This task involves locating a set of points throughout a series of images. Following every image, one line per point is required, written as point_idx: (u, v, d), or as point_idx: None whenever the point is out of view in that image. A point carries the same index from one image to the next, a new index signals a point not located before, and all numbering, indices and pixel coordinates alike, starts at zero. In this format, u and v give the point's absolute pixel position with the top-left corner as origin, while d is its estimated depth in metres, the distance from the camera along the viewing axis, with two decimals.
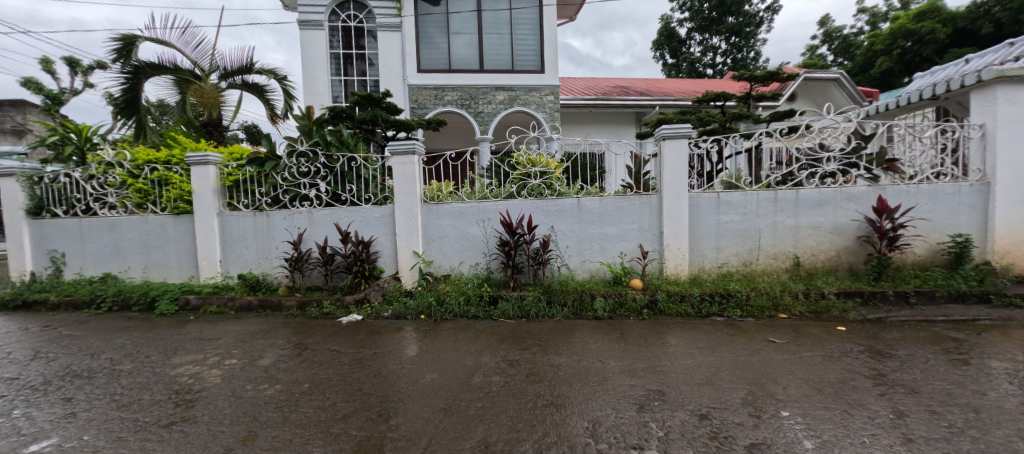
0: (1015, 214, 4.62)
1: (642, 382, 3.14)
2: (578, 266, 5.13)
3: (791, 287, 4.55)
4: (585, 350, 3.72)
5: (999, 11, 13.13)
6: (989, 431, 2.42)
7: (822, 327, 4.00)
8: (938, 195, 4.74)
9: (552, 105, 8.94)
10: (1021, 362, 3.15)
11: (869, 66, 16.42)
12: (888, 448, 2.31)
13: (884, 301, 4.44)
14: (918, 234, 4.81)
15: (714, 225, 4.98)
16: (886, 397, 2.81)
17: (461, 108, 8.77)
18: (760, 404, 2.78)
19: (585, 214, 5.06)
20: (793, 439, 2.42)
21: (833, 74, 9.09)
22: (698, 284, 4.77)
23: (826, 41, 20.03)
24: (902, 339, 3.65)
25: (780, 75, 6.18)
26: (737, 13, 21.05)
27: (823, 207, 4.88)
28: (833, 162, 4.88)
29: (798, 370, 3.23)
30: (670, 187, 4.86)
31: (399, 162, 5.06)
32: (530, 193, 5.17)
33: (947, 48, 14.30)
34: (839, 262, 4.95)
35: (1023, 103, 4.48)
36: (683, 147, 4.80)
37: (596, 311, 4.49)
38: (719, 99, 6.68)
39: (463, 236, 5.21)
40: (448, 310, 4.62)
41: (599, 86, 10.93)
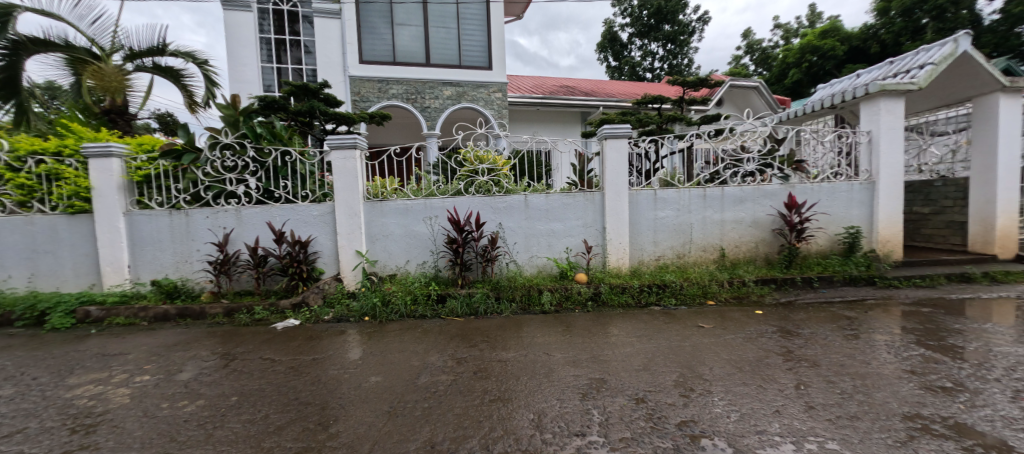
0: (895, 209, 5.36)
1: (585, 371, 3.28)
2: (526, 262, 5.19)
3: (718, 277, 4.95)
4: (532, 344, 3.80)
5: (884, 33, 15.19)
6: (872, 394, 2.84)
7: (743, 311, 4.42)
8: (836, 192, 5.41)
9: (500, 102, 9.00)
10: (897, 333, 3.72)
11: (783, 77, 18.31)
12: (793, 415, 2.64)
13: (794, 286, 5.00)
14: (821, 226, 5.47)
15: (652, 221, 5.29)
16: (794, 371, 3.18)
17: (407, 102, 8.52)
18: (690, 384, 3.04)
19: (532, 211, 5.13)
20: (717, 414, 2.67)
21: (753, 82, 9.99)
22: (638, 276, 5.05)
23: (748, 52, 21.97)
24: (807, 319, 4.13)
25: (709, 82, 6.68)
26: (673, 22, 22.47)
27: (744, 203, 5.37)
28: (752, 163, 5.38)
29: (723, 351, 3.54)
30: (612, 184, 5.09)
31: (339, 157, 4.81)
32: (478, 190, 5.17)
33: (845, 63, 16.38)
34: (758, 252, 5.47)
35: (899, 113, 5.23)
36: (624, 146, 5.05)
37: (543, 304, 4.60)
38: (655, 102, 7.04)
39: (409, 234, 5.06)
40: (394, 310, 4.48)
41: (546, 85, 11.17)
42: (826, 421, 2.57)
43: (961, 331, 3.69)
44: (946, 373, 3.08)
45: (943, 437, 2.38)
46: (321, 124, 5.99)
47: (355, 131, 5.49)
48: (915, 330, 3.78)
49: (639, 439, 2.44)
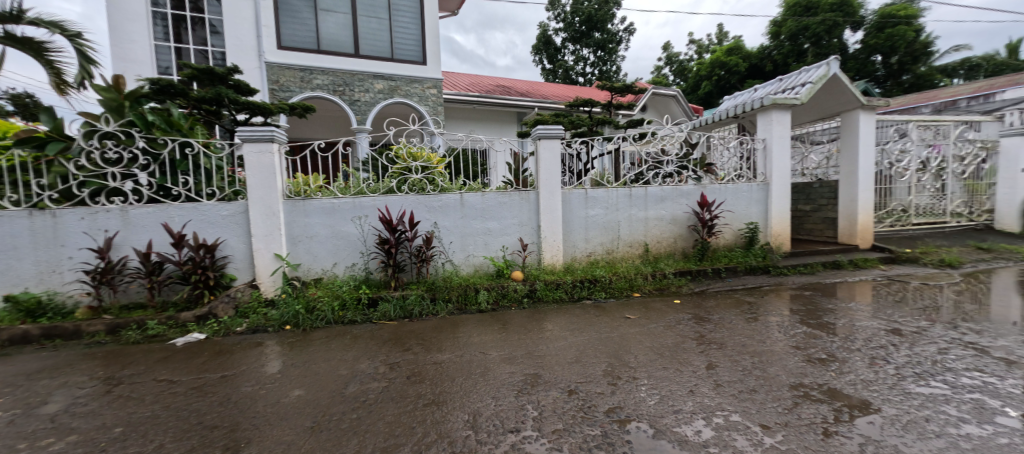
0: (784, 207, 6.14)
1: (520, 368, 3.33)
2: (462, 261, 5.11)
3: (643, 270, 5.30)
4: (468, 343, 3.76)
5: (776, 54, 17.39)
6: (767, 369, 3.25)
7: (664, 301, 4.79)
8: (739, 192, 6.06)
9: (435, 99, 8.74)
10: (786, 315, 4.29)
11: (696, 88, 20.17)
12: (704, 393, 2.93)
13: (705, 277, 5.52)
14: (727, 223, 6.08)
15: (583, 219, 5.51)
16: (705, 354, 3.53)
17: (333, 95, 7.95)
18: (618, 373, 3.23)
19: (468, 210, 5.07)
20: (640, 398, 2.88)
21: (672, 91, 10.81)
22: (571, 272, 5.23)
23: (668, 63, 23.71)
24: (717, 306, 4.60)
25: (634, 88, 7.11)
26: (602, 30, 22.68)
27: (664, 202, 5.81)
28: (671, 164, 5.85)
29: (647, 339, 3.81)
30: (545, 184, 5.22)
31: (253, 151, 4.35)
32: (412, 188, 4.98)
33: (746, 79, 18.41)
34: (677, 247, 5.94)
35: (788, 124, 5.97)
36: (556, 147, 5.21)
37: (480, 303, 4.58)
38: (586, 105, 7.36)
39: (336, 234, 4.73)
40: (320, 317, 4.16)
41: (483, 84, 11.09)
42: (730, 396, 2.89)
43: (833, 310, 4.36)
44: (823, 346, 3.61)
45: (819, 401, 2.80)
46: (230, 113, 5.34)
47: (271, 123, 5.01)
48: (799, 311, 4.39)
49: (571, 429, 2.54)
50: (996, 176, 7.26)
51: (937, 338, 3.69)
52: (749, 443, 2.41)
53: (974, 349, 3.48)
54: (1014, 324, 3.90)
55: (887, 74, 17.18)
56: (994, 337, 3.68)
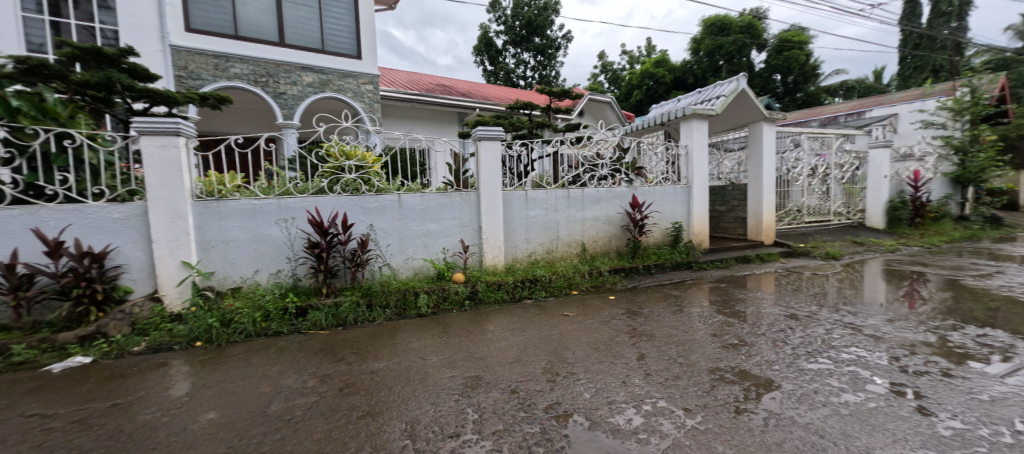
0: (704, 208, 6.65)
1: (461, 371, 3.28)
2: (401, 265, 4.90)
3: (581, 269, 5.46)
4: (407, 350, 3.61)
5: (695, 69, 18.95)
6: (689, 356, 3.53)
7: (600, 297, 4.99)
8: (667, 195, 6.46)
9: (371, 95, 8.27)
10: (706, 305, 4.70)
11: (628, 97, 21.37)
12: (636, 382, 3.11)
13: (637, 273, 5.83)
14: (656, 222, 6.45)
15: (524, 219, 5.55)
16: (636, 346, 3.73)
17: (254, 86, 7.24)
18: (557, 369, 3.31)
19: (407, 211, 4.88)
20: (577, 392, 2.97)
21: (607, 97, 11.29)
22: (512, 272, 5.23)
23: (603, 72, 24.67)
24: (647, 300, 4.90)
25: (571, 94, 7.31)
26: (541, 35, 21.03)
27: (599, 203, 6.04)
28: (605, 167, 6.10)
29: (584, 335, 3.94)
30: (486, 184, 5.18)
31: (154, 145, 3.85)
32: (345, 188, 4.71)
33: (671, 90, 19.81)
34: (611, 246, 6.20)
35: (706, 132, 6.49)
36: (497, 148, 5.18)
37: (420, 308, 4.42)
38: (525, 108, 7.46)
39: (257, 239, 4.32)
40: (238, 330, 3.76)
41: (423, 82, 10.66)
42: (658, 384, 3.09)
43: (743, 299, 4.86)
44: (735, 332, 4.00)
45: (732, 382, 3.09)
46: (124, 101, 4.60)
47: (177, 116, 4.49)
48: (716, 301, 4.83)
49: (511, 429, 2.56)
50: (866, 181, 8.51)
51: (825, 321, 4.24)
52: (675, 426, 2.59)
53: (852, 328, 4.05)
54: (880, 306, 4.62)
55: (785, 91, 19.49)
56: (866, 318, 4.32)
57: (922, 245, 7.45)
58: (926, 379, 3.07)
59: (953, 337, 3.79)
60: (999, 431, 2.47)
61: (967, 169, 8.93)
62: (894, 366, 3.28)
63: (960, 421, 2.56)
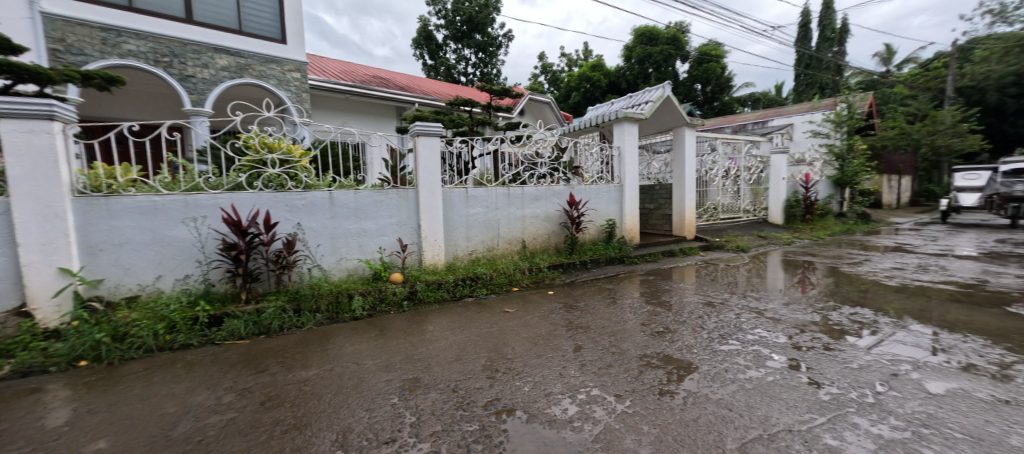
0: (635, 205, 6.99)
1: (398, 374, 3.15)
2: (333, 266, 4.59)
3: (521, 265, 5.49)
4: (340, 355, 3.40)
5: (628, 74, 19.86)
6: (620, 344, 3.72)
7: (540, 293, 5.07)
8: (602, 193, 6.70)
9: (298, 84, 7.47)
10: (636, 297, 4.98)
11: (566, 98, 21.86)
12: (571, 373, 3.21)
13: (575, 268, 5.98)
14: (592, 219, 6.65)
15: (464, 217, 5.45)
16: (573, 338, 3.85)
17: (154, 67, 6.27)
18: (497, 366, 3.31)
19: (339, 208, 4.57)
20: (516, 387, 3.01)
21: (546, 98, 11.35)
22: (453, 271, 5.11)
23: (543, 73, 24.83)
24: (583, 294, 5.07)
25: (512, 93, 7.27)
26: (482, 32, 20.19)
27: (539, 201, 6.10)
28: (544, 166, 6.19)
29: (524, 331, 3.98)
30: (424, 181, 5.01)
31: (20, 131, 3.27)
32: (268, 184, 4.31)
33: (607, 94, 20.55)
34: (551, 242, 6.29)
35: (636, 135, 6.81)
36: (436, 144, 5.04)
37: (354, 311, 4.18)
38: (466, 105, 7.30)
39: (158, 240, 3.83)
40: (137, 345, 3.30)
41: (357, 73, 9.81)
42: (592, 372, 3.22)
43: (669, 290, 5.22)
44: (661, 321, 4.28)
45: (657, 367, 3.30)
46: None
47: (52, 98, 3.83)
48: (645, 293, 5.13)
49: (449, 429, 2.51)
50: (769, 182, 9.48)
51: (737, 308, 4.66)
52: (606, 412, 2.71)
53: (757, 312, 4.52)
54: (780, 291, 5.21)
55: (705, 100, 21.10)
56: (767, 302, 4.86)
57: (812, 238, 8.53)
58: (813, 353, 3.51)
59: (834, 316, 4.37)
60: (864, 392, 2.89)
61: (844, 172, 10.41)
62: (789, 344, 3.71)
63: (836, 387, 2.96)
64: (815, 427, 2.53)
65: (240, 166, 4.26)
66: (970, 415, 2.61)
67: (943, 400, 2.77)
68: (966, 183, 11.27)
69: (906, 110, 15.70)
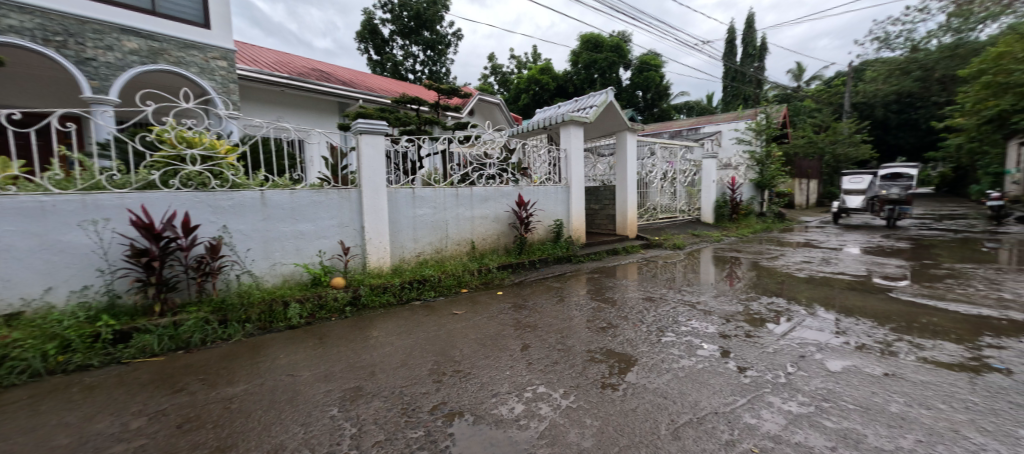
0: (581, 206, 7.14)
1: (339, 384, 2.98)
2: (266, 272, 4.25)
3: (469, 266, 5.41)
4: (273, 367, 3.16)
5: (575, 79, 20.28)
6: (567, 341, 3.79)
7: (489, 294, 5.02)
8: (550, 194, 6.79)
9: (225, 73, 6.77)
10: (582, 294, 5.11)
11: (515, 100, 21.87)
12: (518, 372, 3.22)
13: (523, 268, 6.00)
14: (540, 220, 6.71)
15: (411, 218, 5.28)
16: (520, 337, 3.85)
17: (44, 46, 5.44)
18: (444, 369, 3.23)
19: (272, 210, 4.24)
20: (463, 389, 2.95)
21: (496, 99, 11.22)
22: (399, 274, 4.93)
23: (493, 73, 24.63)
24: (531, 293, 5.10)
25: (460, 92, 7.12)
26: (431, 30, 19.66)
27: (488, 202, 6.04)
28: (493, 167, 6.17)
29: (472, 332, 3.93)
30: (368, 181, 4.79)
31: None
32: (188, 182, 3.93)
33: (555, 97, 20.83)
34: (500, 243, 6.26)
35: (581, 139, 6.96)
36: (380, 143, 4.82)
37: (290, 319, 3.90)
38: (413, 103, 7.07)
39: (49, 246, 3.34)
40: (21, 368, 2.86)
41: (294, 64, 9.20)
42: (538, 370, 3.24)
43: (613, 287, 5.40)
44: (605, 317, 4.42)
45: (600, 361, 3.40)
46: None
47: None
48: (591, 290, 5.26)
49: (392, 437, 2.42)
50: (702, 184, 10.12)
51: (674, 302, 4.91)
52: (551, 408, 2.74)
53: (690, 305, 4.82)
54: (711, 285, 5.59)
55: (646, 106, 22.05)
56: (699, 294, 5.21)
57: (737, 235, 9.24)
58: (736, 341, 3.78)
59: (754, 306, 4.75)
60: (777, 374, 3.15)
61: (762, 176, 11.44)
62: (718, 334, 3.96)
63: (755, 370, 3.22)
64: (736, 408, 2.72)
65: (153, 162, 3.85)
66: (860, 388, 2.93)
67: (839, 376, 3.09)
68: (853, 185, 11.73)
69: (813, 122, 17.64)
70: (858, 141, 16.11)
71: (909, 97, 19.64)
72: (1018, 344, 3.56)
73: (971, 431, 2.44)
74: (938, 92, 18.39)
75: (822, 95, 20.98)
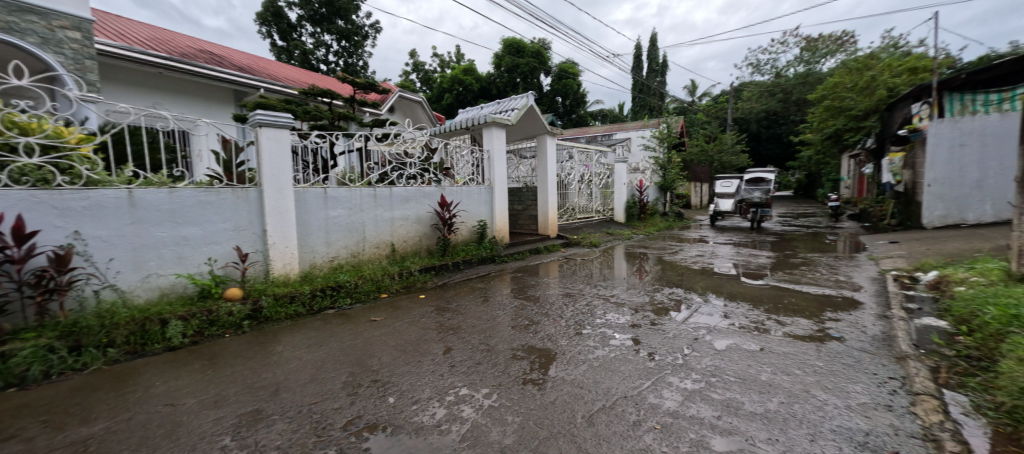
0: (504, 206, 7.11)
1: (235, 408, 2.63)
2: (137, 286, 3.63)
3: (389, 270, 5.12)
4: (148, 397, 2.70)
5: (498, 82, 20.26)
6: (488, 341, 3.73)
7: (411, 298, 4.79)
8: (473, 195, 6.67)
9: (78, 47, 5.21)
10: (507, 293, 5.10)
11: (439, 99, 21.15)
12: (440, 376, 3.09)
13: (447, 270, 5.82)
14: (463, 220, 6.57)
15: (323, 221, 4.87)
16: (443, 341, 3.72)
17: None
18: (360, 381, 3.00)
19: (144, 212, 3.63)
20: (380, 401, 2.75)
21: (418, 98, 10.68)
22: (308, 281, 4.52)
23: (416, 70, 23.64)
24: (454, 295, 4.96)
25: (378, 88, 6.68)
26: (346, 19, 18.19)
27: (409, 202, 5.77)
28: (414, 167, 5.89)
29: (392, 339, 3.71)
30: (270, 179, 4.33)
31: None
32: (23, 180, 3.21)
33: (478, 99, 20.59)
34: (422, 245, 6.01)
35: (504, 141, 6.93)
36: (284, 137, 4.40)
37: (170, 340, 3.38)
38: (325, 96, 6.49)
39: None
40: None
41: (177, 44, 7.96)
42: (460, 373, 3.14)
43: (535, 285, 5.46)
44: (527, 314, 4.44)
45: (521, 358, 3.39)
46: None
47: None
48: (515, 289, 5.26)
49: None
50: (615, 186, 10.67)
51: (591, 296, 5.11)
52: (473, 409, 2.67)
53: (605, 298, 5.04)
54: (623, 279, 5.90)
55: (566, 112, 22.69)
56: (612, 288, 5.47)
57: (644, 233, 9.91)
58: (644, 329, 4.00)
59: (658, 295, 5.12)
60: (676, 355, 3.39)
61: (665, 179, 12.47)
62: (629, 323, 4.17)
63: (659, 354, 3.42)
64: (642, 390, 2.86)
65: None
66: (739, 362, 3.24)
67: (725, 353, 3.40)
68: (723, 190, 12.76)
69: (704, 132, 19.66)
70: (739, 152, 18.19)
71: (776, 116, 22.72)
72: (848, 315, 4.19)
73: (818, 390, 2.78)
74: (795, 112, 21.52)
75: (712, 109, 23.35)
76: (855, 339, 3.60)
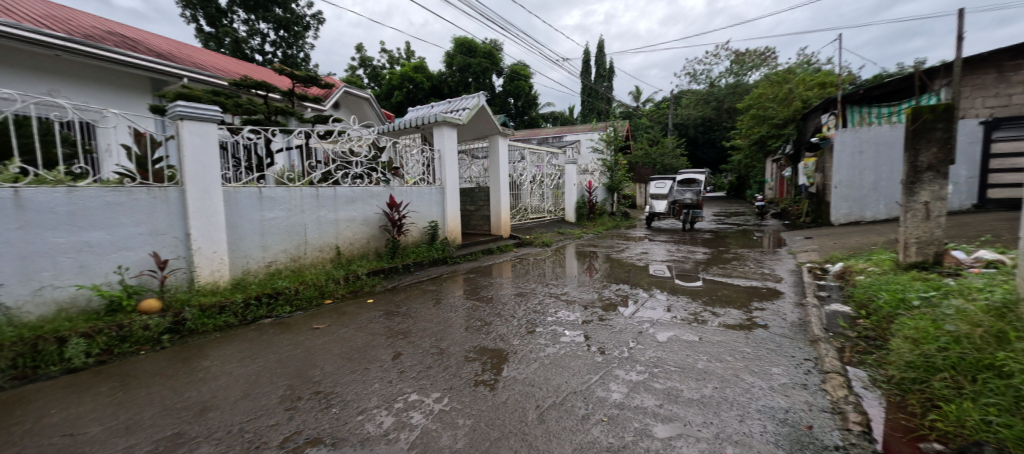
0: (456, 207, 6.96)
1: (152, 432, 2.35)
2: (27, 301, 3.18)
3: (334, 274, 4.84)
4: (43, 428, 2.36)
5: (448, 81, 19.89)
6: (437, 344, 3.61)
7: (357, 303, 4.55)
8: (424, 195, 6.47)
9: None
10: (460, 295, 4.97)
11: (388, 96, 20.42)
12: (387, 383, 2.93)
13: (396, 273, 5.60)
14: (413, 221, 6.35)
15: (258, 223, 4.52)
16: (393, 346, 3.55)
17: None
18: (299, 393, 2.78)
19: (35, 215, 3.19)
20: (322, 413, 2.56)
21: (365, 94, 10.22)
22: (241, 289, 4.17)
23: (362, 66, 22.68)
24: (404, 298, 4.77)
25: (320, 82, 6.29)
26: (285, 8, 17.07)
27: (355, 203, 5.49)
28: (360, 166, 5.62)
29: (337, 347, 3.49)
30: (195, 177, 3.95)
31: None
32: None
33: (429, 98, 20.09)
34: (370, 247, 5.74)
35: (456, 140, 6.78)
36: (210, 132, 4.05)
37: (71, 360, 2.99)
38: (261, 88, 6.02)
39: None
40: None
41: (81, 23, 7.01)
42: (409, 378, 2.99)
43: (488, 286, 5.37)
44: (480, 315, 4.35)
45: (473, 360, 3.30)
46: None
47: None
48: (467, 290, 5.15)
49: None
50: (565, 186, 10.80)
51: (542, 294, 5.11)
52: (423, 415, 2.54)
53: (556, 296, 5.05)
54: (573, 276, 5.96)
55: (518, 114, 22.70)
56: (563, 286, 5.51)
57: (593, 232, 10.12)
58: (593, 325, 4.04)
59: (606, 292, 5.22)
60: (623, 349, 3.44)
61: (613, 180, 12.79)
62: (579, 320, 4.19)
63: (607, 348, 3.45)
64: (591, 385, 2.86)
65: None
66: (679, 352, 3.34)
67: (666, 344, 3.49)
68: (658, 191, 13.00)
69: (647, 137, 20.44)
70: (678, 156, 19.05)
71: (710, 123, 24.02)
72: (771, 304, 4.47)
73: (745, 374, 2.90)
74: (727, 119, 22.77)
75: (655, 115, 24.29)
76: (778, 325, 3.82)
